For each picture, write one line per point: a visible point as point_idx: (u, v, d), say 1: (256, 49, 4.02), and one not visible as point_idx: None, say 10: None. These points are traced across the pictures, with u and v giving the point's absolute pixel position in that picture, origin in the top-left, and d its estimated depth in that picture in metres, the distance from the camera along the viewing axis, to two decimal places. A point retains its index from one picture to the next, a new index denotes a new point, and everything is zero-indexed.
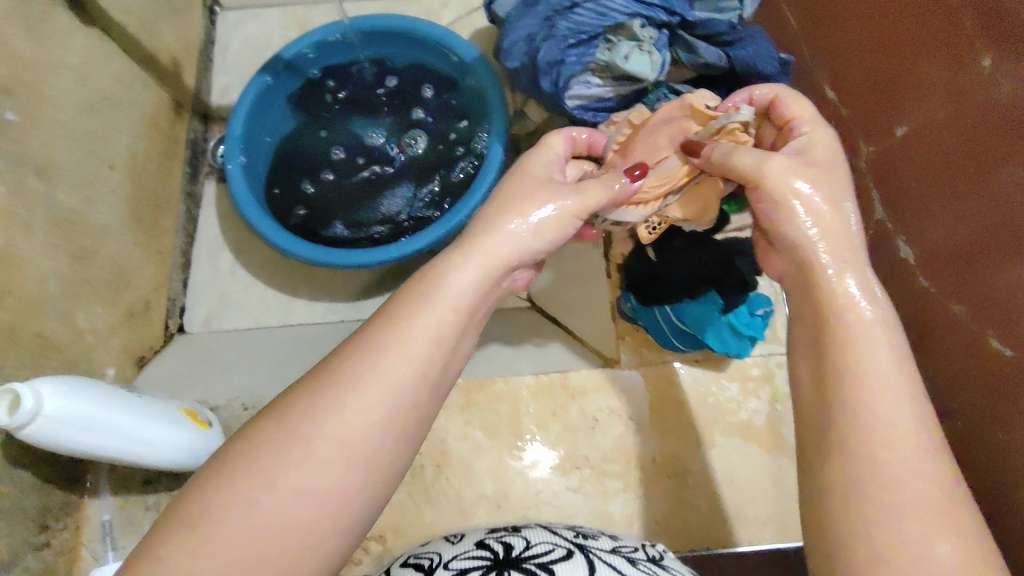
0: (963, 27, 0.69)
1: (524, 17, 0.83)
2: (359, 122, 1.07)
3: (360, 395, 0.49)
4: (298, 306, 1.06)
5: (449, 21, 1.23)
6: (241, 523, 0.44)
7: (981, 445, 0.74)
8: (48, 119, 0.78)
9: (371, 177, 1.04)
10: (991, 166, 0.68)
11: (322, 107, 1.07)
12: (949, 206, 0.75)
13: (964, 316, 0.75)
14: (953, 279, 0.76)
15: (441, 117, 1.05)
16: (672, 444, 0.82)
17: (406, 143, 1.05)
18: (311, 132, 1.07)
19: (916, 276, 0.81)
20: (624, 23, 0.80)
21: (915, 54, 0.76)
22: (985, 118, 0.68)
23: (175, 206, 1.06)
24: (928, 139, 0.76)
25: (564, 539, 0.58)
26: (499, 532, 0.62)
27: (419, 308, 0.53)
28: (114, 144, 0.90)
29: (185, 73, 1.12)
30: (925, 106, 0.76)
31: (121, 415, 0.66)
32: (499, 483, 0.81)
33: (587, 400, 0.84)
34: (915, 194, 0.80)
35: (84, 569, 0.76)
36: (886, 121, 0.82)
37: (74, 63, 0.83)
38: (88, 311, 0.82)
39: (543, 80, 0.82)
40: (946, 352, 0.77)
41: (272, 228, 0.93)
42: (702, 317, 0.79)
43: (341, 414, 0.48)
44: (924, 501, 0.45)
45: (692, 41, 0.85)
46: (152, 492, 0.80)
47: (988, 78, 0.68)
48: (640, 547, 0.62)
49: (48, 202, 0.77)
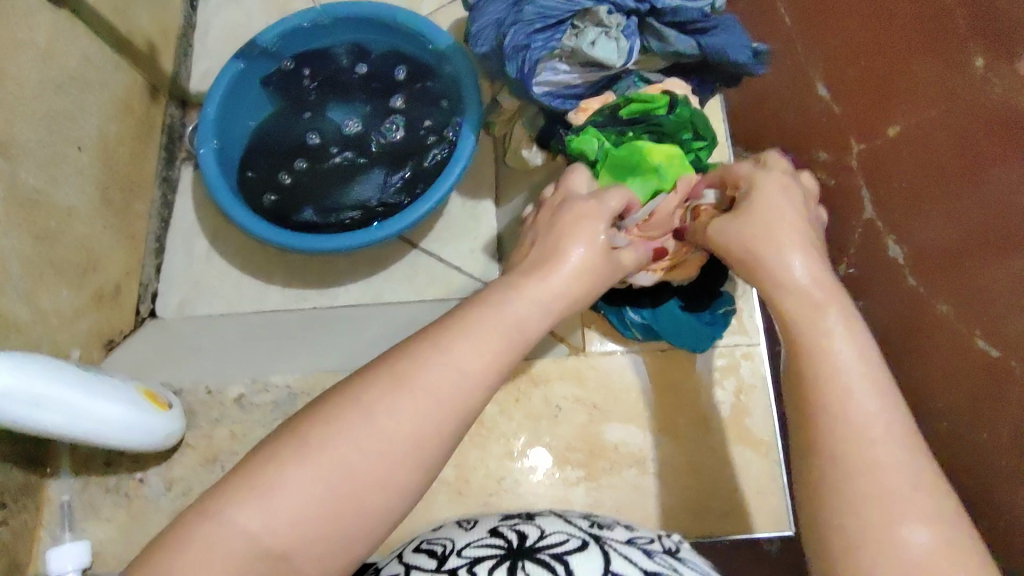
0: (958, 32, 0.75)
1: (494, 4, 0.83)
2: (335, 108, 1.07)
3: (413, 407, 0.49)
4: (272, 293, 1.04)
5: (430, 9, 1.22)
6: (267, 510, 0.44)
7: (959, 444, 0.74)
8: (12, 99, 0.77)
9: (343, 163, 1.03)
10: (982, 162, 0.72)
11: (297, 92, 1.07)
12: (938, 204, 0.76)
13: (950, 314, 0.75)
14: (941, 277, 0.76)
15: (415, 103, 1.05)
16: (636, 434, 0.81)
17: (380, 129, 1.05)
18: (286, 117, 1.06)
19: (905, 276, 0.81)
20: (591, 10, 0.79)
21: (908, 58, 0.80)
22: (977, 115, 0.73)
23: (148, 190, 1.06)
24: (920, 139, 0.79)
25: (580, 529, 0.57)
26: (513, 519, 0.60)
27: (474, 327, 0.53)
28: (82, 125, 0.89)
29: (161, 58, 1.11)
30: (919, 104, 0.78)
31: (69, 389, 0.65)
32: (460, 469, 0.80)
33: (551, 388, 0.83)
34: (903, 192, 0.80)
35: (42, 551, 0.76)
36: (876, 121, 0.84)
37: (41, 42, 0.82)
38: (52, 292, 0.82)
39: (509, 65, 0.81)
40: (933, 351, 0.77)
41: (243, 213, 0.93)
42: (666, 318, 0.81)
43: (381, 419, 0.48)
44: (878, 493, 0.47)
45: (661, 29, 0.84)
46: (112, 474, 0.81)
47: (979, 77, 0.73)
48: (657, 538, 0.59)
49: (10, 182, 0.76)
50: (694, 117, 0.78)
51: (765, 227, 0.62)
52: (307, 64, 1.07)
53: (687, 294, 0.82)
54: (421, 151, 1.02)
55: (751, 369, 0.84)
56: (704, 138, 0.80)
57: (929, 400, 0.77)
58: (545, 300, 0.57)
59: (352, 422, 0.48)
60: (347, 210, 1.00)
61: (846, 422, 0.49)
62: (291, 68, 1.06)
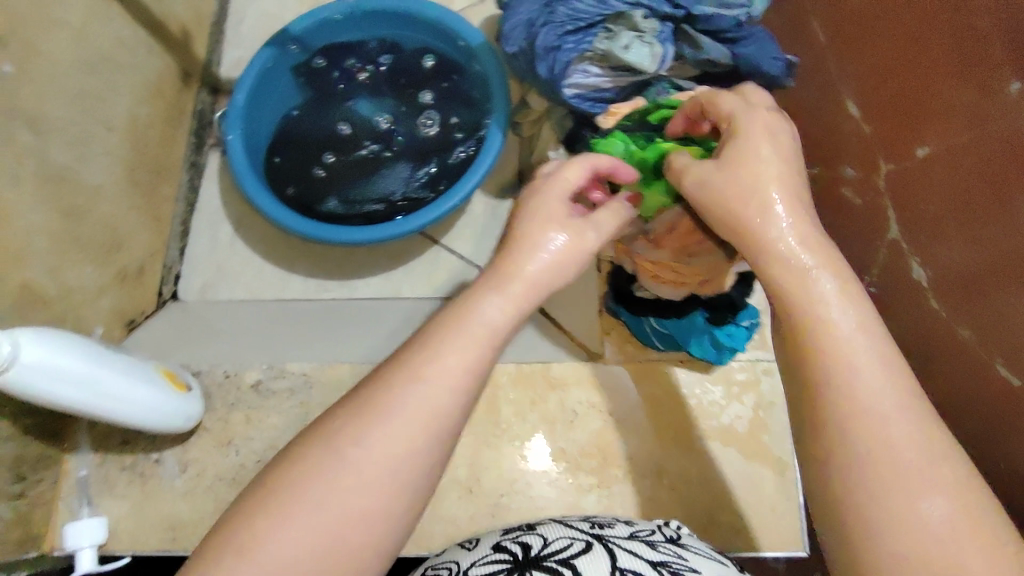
0: (993, 54, 0.68)
1: (525, 3, 0.82)
2: (362, 100, 1.07)
3: (387, 430, 0.47)
4: (293, 282, 1.05)
5: (461, 7, 1.22)
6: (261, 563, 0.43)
7: (983, 465, 0.75)
8: (43, 75, 0.77)
9: (369, 155, 1.04)
10: (1011, 193, 0.66)
11: (326, 82, 1.07)
12: (965, 232, 0.73)
13: (972, 341, 0.74)
14: (964, 304, 0.74)
15: (443, 99, 1.05)
16: (651, 444, 0.81)
17: (408, 124, 1.05)
18: (314, 106, 1.07)
19: (929, 299, 0.79)
20: (625, 13, 0.78)
21: (938, 77, 0.74)
22: (1009, 144, 0.66)
23: (176, 174, 1.07)
24: (949, 164, 0.74)
25: (583, 531, 0.57)
26: (514, 532, 0.60)
27: (448, 337, 0.51)
28: (113, 106, 0.90)
29: (193, 44, 1.13)
30: (954, 129, 0.72)
31: (96, 367, 0.66)
32: (473, 469, 0.80)
33: (567, 393, 0.83)
34: (929, 216, 0.77)
35: (58, 523, 0.78)
36: (905, 141, 0.79)
37: (75, 22, 0.83)
38: (76, 269, 0.83)
39: (539, 65, 0.81)
40: (953, 374, 0.77)
41: (267, 200, 0.94)
42: (684, 331, 0.80)
43: (359, 446, 0.46)
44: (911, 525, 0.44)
45: (696, 36, 0.84)
46: (129, 453, 0.82)
47: (1013, 105, 0.66)
48: (657, 529, 0.61)
49: (39, 158, 0.77)
50: None
51: (746, 187, 0.56)
52: (337, 56, 1.07)
53: (711, 306, 0.80)
54: (449, 147, 1.03)
55: (771, 386, 0.83)
56: None
57: (957, 422, 0.78)
58: (514, 299, 0.54)
59: (341, 449, 0.46)
60: (371, 202, 1.00)
61: (867, 452, 0.46)
62: (322, 58, 1.07)
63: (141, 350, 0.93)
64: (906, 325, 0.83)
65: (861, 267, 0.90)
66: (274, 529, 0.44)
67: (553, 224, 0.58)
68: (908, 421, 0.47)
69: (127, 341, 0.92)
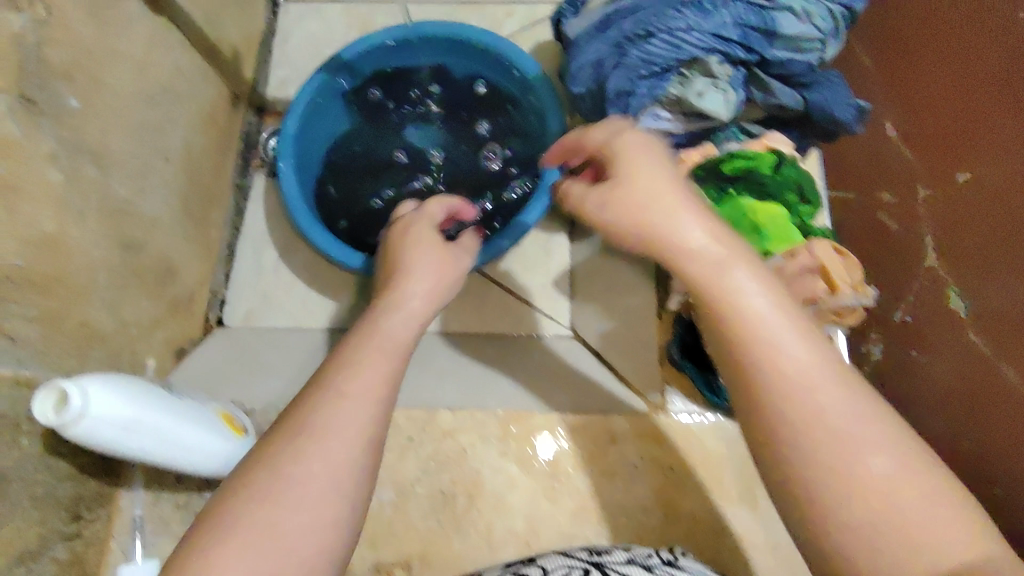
0: None
1: (593, 44, 0.81)
2: (414, 131, 1.08)
3: (310, 449, 0.50)
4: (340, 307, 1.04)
5: (511, 32, 1.20)
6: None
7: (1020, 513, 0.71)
8: (107, 108, 0.77)
9: (422, 188, 1.05)
10: None
11: (378, 111, 1.07)
12: (1010, 264, 0.71)
13: (1014, 377, 0.71)
14: (1009, 338, 0.71)
15: (497, 133, 1.05)
16: (711, 501, 0.79)
17: (461, 157, 1.06)
18: (367, 136, 1.07)
19: (968, 333, 0.77)
20: (700, 59, 0.76)
21: (991, 107, 0.74)
22: None
23: (224, 198, 1.07)
24: (997, 194, 0.73)
25: (580, 559, 0.57)
26: (516, 565, 0.60)
27: (362, 342, 0.56)
28: (170, 138, 0.90)
29: (242, 66, 1.12)
30: (999, 159, 0.72)
31: (163, 416, 0.65)
32: (530, 520, 0.79)
33: (627, 446, 0.82)
34: (974, 248, 0.76)
35: (112, 563, 0.77)
36: (951, 171, 0.79)
37: (137, 54, 0.82)
38: (134, 303, 0.83)
39: (608, 109, 0.79)
40: (1005, 417, 0.72)
41: (321, 234, 0.93)
42: None
43: (279, 474, 0.48)
44: None
45: (767, 80, 0.81)
46: (183, 490, 0.82)
47: None
48: (654, 551, 0.59)
49: (101, 192, 0.76)
50: (802, 181, 0.74)
51: (653, 187, 0.52)
52: (391, 86, 1.07)
53: None
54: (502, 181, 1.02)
55: None
56: (812, 205, 0.74)
57: (998, 464, 0.72)
58: (405, 304, 0.60)
59: (271, 474, 0.48)
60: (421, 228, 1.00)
61: (835, 470, 0.43)
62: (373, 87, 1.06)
63: (189, 382, 0.92)
64: (947, 367, 0.80)
65: (893, 297, 0.89)
66: (218, 565, 0.44)
67: (424, 244, 0.66)
68: (873, 425, 0.45)
69: (176, 374, 0.91)
